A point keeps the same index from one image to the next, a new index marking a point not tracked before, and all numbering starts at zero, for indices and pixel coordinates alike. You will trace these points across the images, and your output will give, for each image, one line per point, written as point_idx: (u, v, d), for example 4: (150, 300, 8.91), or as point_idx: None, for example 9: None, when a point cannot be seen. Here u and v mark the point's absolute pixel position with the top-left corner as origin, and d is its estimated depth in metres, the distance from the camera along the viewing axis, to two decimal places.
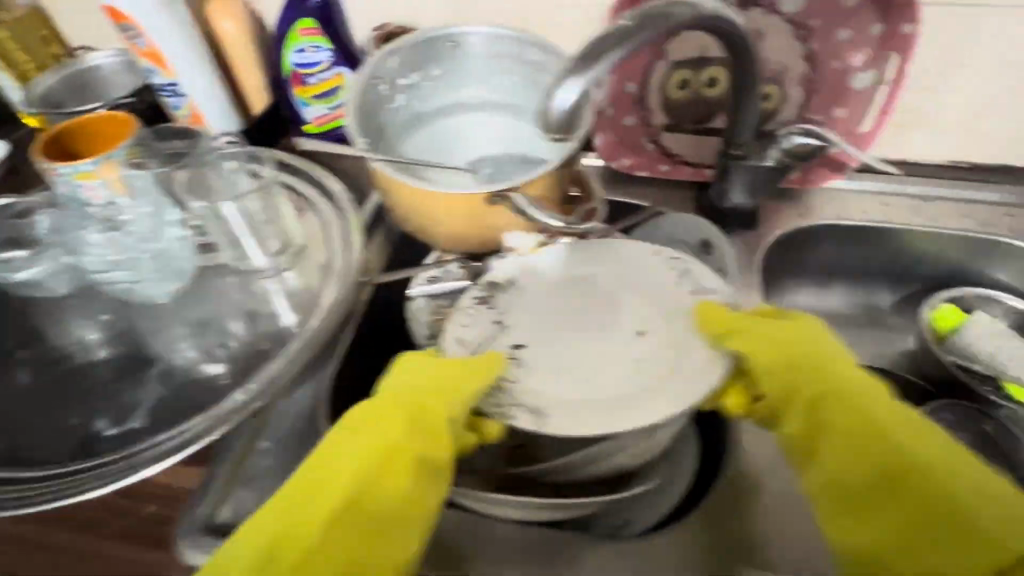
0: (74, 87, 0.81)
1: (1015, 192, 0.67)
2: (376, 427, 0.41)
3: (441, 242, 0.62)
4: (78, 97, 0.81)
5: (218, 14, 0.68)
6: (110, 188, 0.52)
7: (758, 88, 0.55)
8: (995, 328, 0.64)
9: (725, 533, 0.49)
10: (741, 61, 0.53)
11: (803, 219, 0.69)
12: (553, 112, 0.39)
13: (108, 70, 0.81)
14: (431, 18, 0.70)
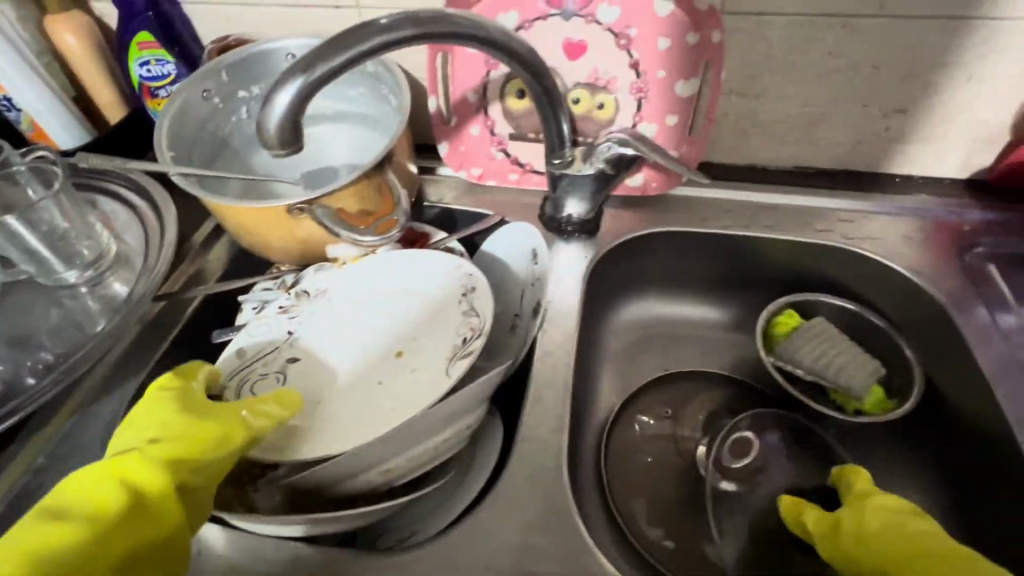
0: None
1: (851, 203, 0.69)
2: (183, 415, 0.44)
3: (268, 256, 0.62)
4: None
5: (61, 30, 0.69)
6: None
7: (553, 88, 0.54)
8: (815, 330, 0.64)
9: (521, 545, 0.46)
10: (526, 68, 0.52)
11: (644, 230, 0.69)
12: (270, 124, 0.39)
13: None
14: (271, 30, 0.71)
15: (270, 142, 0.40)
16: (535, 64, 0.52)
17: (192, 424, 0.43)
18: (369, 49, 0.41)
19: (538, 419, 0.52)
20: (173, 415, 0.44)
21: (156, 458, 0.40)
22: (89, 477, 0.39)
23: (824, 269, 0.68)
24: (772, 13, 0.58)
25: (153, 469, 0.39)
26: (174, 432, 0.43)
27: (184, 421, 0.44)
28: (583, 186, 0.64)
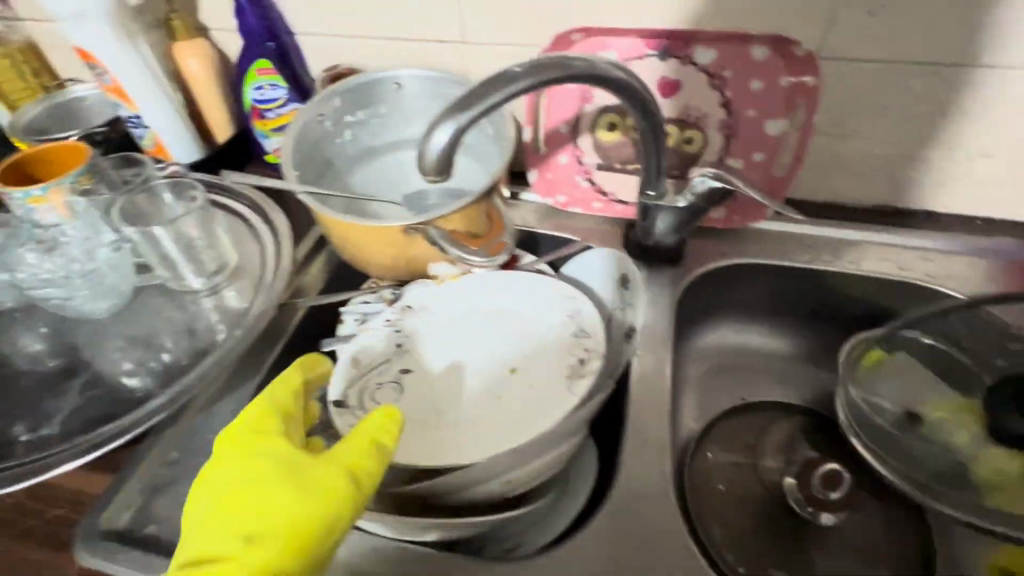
0: (60, 114, 0.87)
1: (933, 244, 0.70)
2: (283, 497, 0.40)
3: (371, 271, 0.65)
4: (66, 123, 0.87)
5: (186, 54, 0.75)
6: (57, 210, 0.58)
7: (658, 124, 0.58)
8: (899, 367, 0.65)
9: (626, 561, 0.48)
10: (639, 105, 0.55)
11: (725, 261, 0.71)
12: (429, 154, 0.43)
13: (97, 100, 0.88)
14: (378, 63, 0.75)
15: (427, 170, 0.44)
16: (648, 102, 0.55)
17: (291, 517, 0.40)
18: (517, 89, 0.45)
19: (637, 441, 0.54)
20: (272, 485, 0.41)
21: (263, 563, 0.38)
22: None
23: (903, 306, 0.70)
24: (868, 60, 0.61)
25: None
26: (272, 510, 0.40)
27: (282, 494, 0.41)
28: (673, 218, 0.67)
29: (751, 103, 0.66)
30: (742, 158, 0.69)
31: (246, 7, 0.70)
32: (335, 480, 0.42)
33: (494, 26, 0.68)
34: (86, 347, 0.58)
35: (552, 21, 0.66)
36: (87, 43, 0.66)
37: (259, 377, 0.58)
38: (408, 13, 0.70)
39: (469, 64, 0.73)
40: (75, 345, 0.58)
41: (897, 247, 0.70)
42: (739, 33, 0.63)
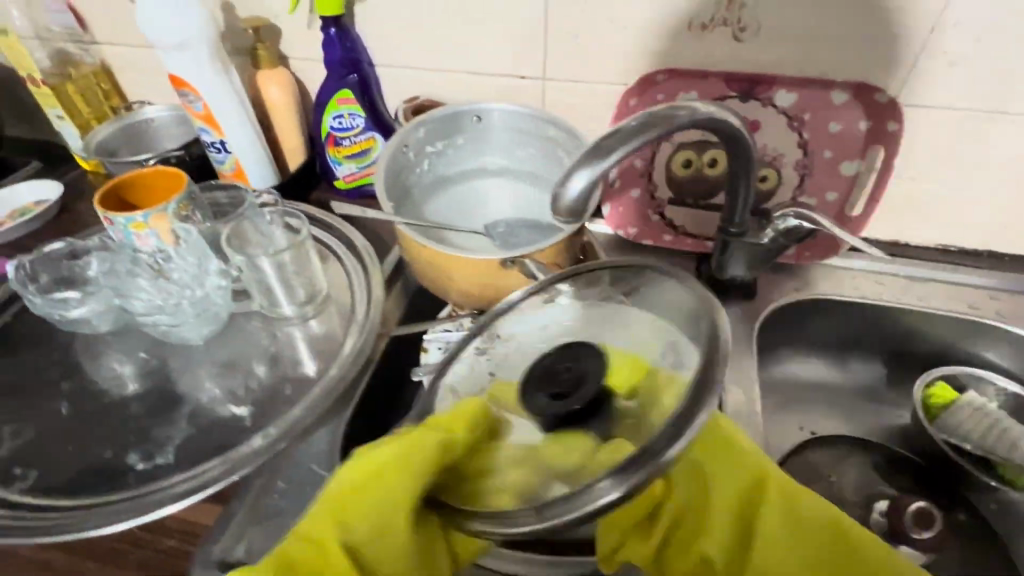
0: (128, 136, 0.87)
1: (1003, 283, 0.71)
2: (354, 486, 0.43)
3: (456, 301, 0.66)
4: (136, 146, 0.88)
5: (268, 82, 0.76)
6: (158, 236, 0.58)
7: (752, 166, 0.59)
8: (975, 406, 0.67)
9: None
10: (736, 148, 0.57)
11: (797, 295, 0.73)
12: (564, 196, 0.46)
13: (165, 122, 0.88)
14: (455, 96, 0.77)
15: (558, 208, 0.46)
16: (743, 145, 0.57)
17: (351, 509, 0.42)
18: (642, 133, 0.46)
19: None
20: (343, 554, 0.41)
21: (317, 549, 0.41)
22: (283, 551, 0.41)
23: (975, 344, 0.71)
24: (947, 108, 0.63)
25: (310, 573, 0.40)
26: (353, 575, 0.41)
27: (355, 516, 0.42)
28: (753, 253, 0.68)
29: (827, 145, 0.68)
30: (816, 196, 0.71)
31: (334, 39, 0.72)
32: (398, 495, 0.42)
33: (578, 64, 0.70)
34: (181, 375, 0.58)
35: (636, 63, 0.69)
36: (181, 71, 0.68)
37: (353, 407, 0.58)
38: (493, 50, 0.72)
39: (546, 100, 0.75)
40: (171, 373, 0.58)
41: (967, 285, 0.72)
42: (821, 78, 0.65)
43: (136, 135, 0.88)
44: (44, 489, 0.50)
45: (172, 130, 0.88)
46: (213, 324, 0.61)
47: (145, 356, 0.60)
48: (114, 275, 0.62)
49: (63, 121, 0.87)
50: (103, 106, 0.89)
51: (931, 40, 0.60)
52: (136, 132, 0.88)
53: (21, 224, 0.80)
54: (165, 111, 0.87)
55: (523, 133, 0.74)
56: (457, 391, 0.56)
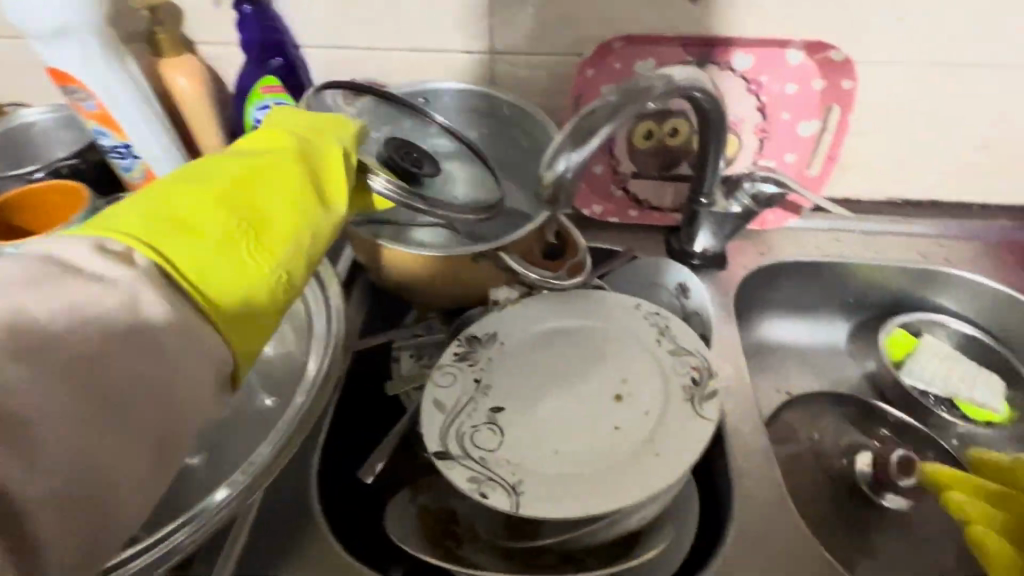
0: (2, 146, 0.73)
1: (941, 230, 0.75)
2: (216, 169, 0.39)
3: (427, 302, 0.61)
4: (16, 157, 0.74)
5: (174, 72, 0.66)
6: None
7: (723, 132, 0.57)
8: (936, 350, 0.70)
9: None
10: (708, 114, 0.55)
11: (764, 260, 0.73)
12: (545, 181, 0.42)
13: (46, 125, 0.74)
14: (396, 78, 0.70)
15: (539, 196, 0.43)
16: (714, 110, 0.54)
17: (214, 183, 0.38)
18: (627, 105, 0.43)
19: (740, 452, 0.52)
20: (292, 203, 0.40)
21: (243, 190, 0.39)
22: (191, 207, 0.36)
23: (925, 291, 0.74)
24: (894, 62, 0.64)
25: (221, 208, 0.37)
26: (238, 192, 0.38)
27: (220, 180, 0.38)
28: (721, 224, 0.67)
29: (785, 108, 0.68)
30: (776, 160, 0.71)
31: (248, 19, 0.63)
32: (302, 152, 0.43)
33: (528, 35, 0.65)
34: None
35: (590, 31, 0.64)
36: (64, 63, 0.57)
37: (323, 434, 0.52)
38: (434, 24, 0.65)
39: (495, 76, 0.70)
40: None
41: (914, 236, 0.75)
42: (776, 38, 0.64)
43: (12, 145, 0.74)
44: None
45: (59, 134, 0.75)
46: None
47: None
48: None
49: None
50: None
51: None
52: (12, 140, 0.73)
53: None
54: (46, 112, 0.74)
55: (475, 115, 0.69)
56: (444, 405, 0.51)
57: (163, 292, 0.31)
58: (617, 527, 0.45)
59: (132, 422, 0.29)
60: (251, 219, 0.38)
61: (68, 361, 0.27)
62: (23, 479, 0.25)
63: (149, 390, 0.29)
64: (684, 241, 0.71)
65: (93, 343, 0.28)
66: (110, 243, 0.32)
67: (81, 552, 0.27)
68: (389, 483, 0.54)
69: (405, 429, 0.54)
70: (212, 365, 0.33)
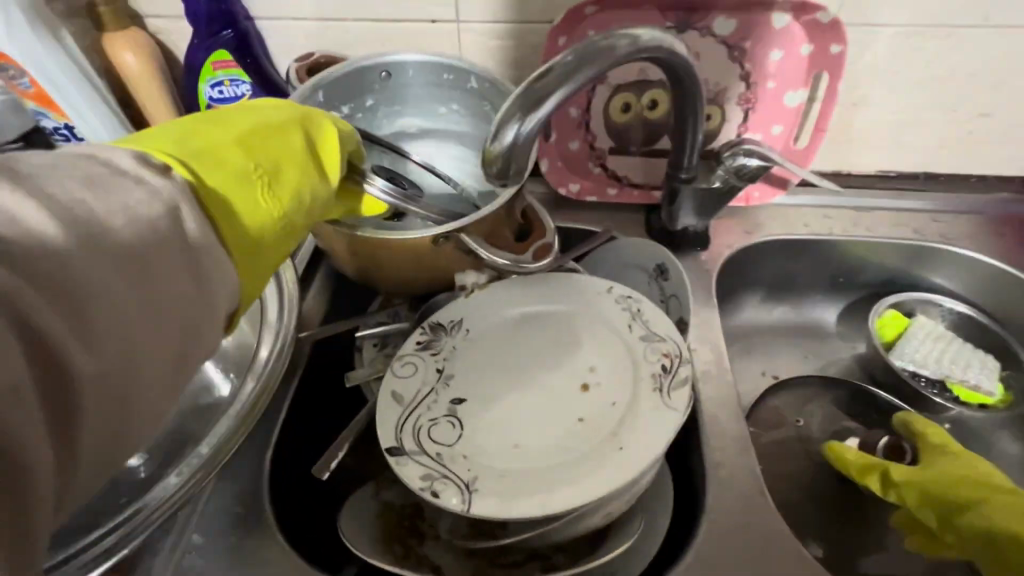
0: None
1: (935, 205, 0.71)
2: (238, 115, 0.38)
3: (390, 287, 0.57)
4: None
5: (120, 50, 0.62)
6: None
7: (698, 102, 0.54)
8: (928, 330, 0.67)
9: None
10: (681, 81, 0.51)
11: (749, 238, 0.70)
12: (493, 154, 0.39)
13: None
14: (359, 51, 0.66)
15: (490, 170, 0.40)
16: (688, 78, 0.51)
17: (240, 127, 0.37)
18: (584, 69, 0.40)
19: (715, 441, 0.50)
20: (310, 163, 0.40)
21: (269, 139, 0.38)
22: (219, 144, 0.35)
23: (917, 270, 0.71)
24: (888, 24, 0.59)
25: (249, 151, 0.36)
26: (262, 141, 0.38)
27: (246, 126, 0.38)
28: (703, 200, 0.63)
29: (771, 75, 0.64)
30: (762, 133, 0.67)
31: None
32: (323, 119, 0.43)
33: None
34: None
35: None
36: None
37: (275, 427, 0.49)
38: None
39: (463, 47, 0.65)
40: None
41: (907, 210, 0.71)
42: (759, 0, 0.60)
43: None
44: None
45: None
46: None
47: None
48: None
49: None
50: None
51: None
52: None
53: None
54: None
55: (442, 88, 0.65)
56: (401, 398, 0.47)
57: (197, 217, 0.31)
58: (582, 525, 0.42)
59: (167, 327, 0.29)
60: (275, 168, 0.37)
61: (118, 257, 0.26)
62: (78, 350, 0.25)
63: (188, 297, 0.30)
64: (667, 220, 0.67)
65: (137, 239, 0.27)
66: (145, 158, 0.30)
67: (106, 433, 0.27)
68: (352, 477, 0.52)
69: (362, 421, 0.51)
70: (228, 297, 0.33)
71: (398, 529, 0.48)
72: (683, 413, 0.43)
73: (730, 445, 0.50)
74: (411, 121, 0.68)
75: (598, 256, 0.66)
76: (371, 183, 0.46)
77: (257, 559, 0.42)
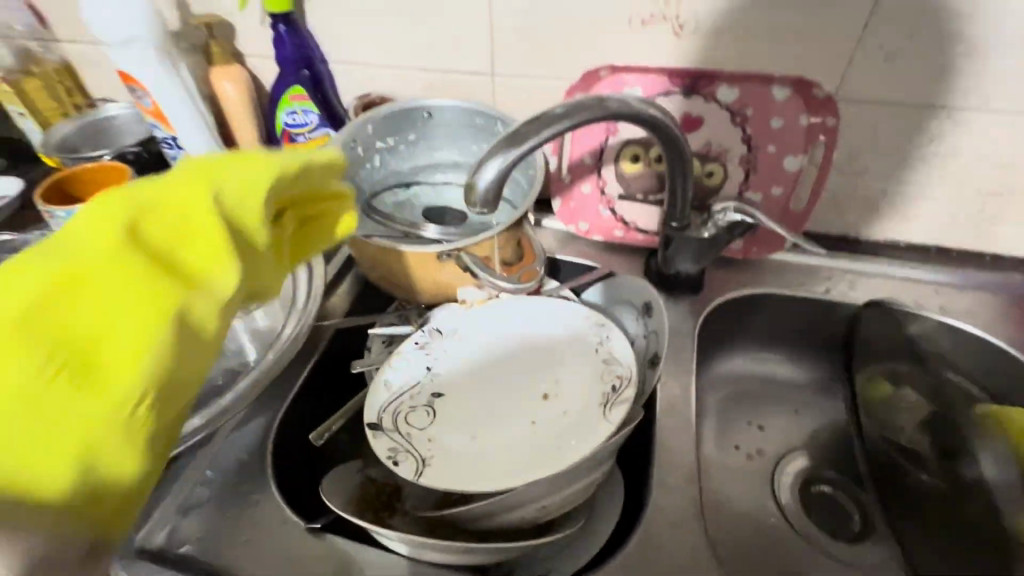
0: (88, 134, 0.88)
1: (939, 277, 0.72)
2: (51, 258, 0.32)
3: (401, 293, 0.66)
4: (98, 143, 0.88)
5: (221, 79, 0.77)
6: None
7: (686, 159, 0.59)
8: None
9: None
10: (668, 139, 0.57)
11: (745, 290, 0.73)
12: (478, 188, 0.47)
13: (127, 119, 0.88)
14: (409, 94, 0.78)
15: (476, 201, 0.48)
16: (675, 138, 0.57)
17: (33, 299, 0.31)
18: (563, 124, 0.48)
19: (663, 466, 0.54)
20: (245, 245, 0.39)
21: (80, 306, 0.32)
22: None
23: None
24: (884, 102, 0.64)
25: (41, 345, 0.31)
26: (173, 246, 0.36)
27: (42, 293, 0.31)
28: (695, 249, 0.68)
29: (772, 141, 0.69)
30: (761, 192, 0.72)
31: (284, 36, 0.72)
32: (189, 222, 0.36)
33: (524, 60, 0.71)
34: None
35: (582, 58, 0.69)
36: (128, 68, 0.69)
37: (286, 396, 0.59)
38: (442, 46, 0.72)
39: (495, 97, 0.76)
40: None
41: (908, 280, 0.73)
42: (761, 74, 0.66)
43: (97, 133, 0.88)
44: None
45: (135, 126, 0.88)
46: None
47: None
48: None
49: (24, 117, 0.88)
50: (65, 105, 0.89)
51: (865, 34, 0.60)
52: (96, 130, 0.88)
53: None
54: (127, 107, 0.88)
55: (473, 129, 0.75)
56: (389, 386, 0.55)
57: None
58: (519, 516, 0.48)
59: None
60: (79, 360, 0.32)
61: None
62: None
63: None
64: (663, 265, 0.72)
65: None
66: None
67: None
68: (342, 450, 0.60)
69: (357, 402, 0.59)
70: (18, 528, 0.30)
71: (372, 500, 0.55)
72: (621, 434, 0.48)
73: (675, 473, 0.54)
74: (446, 155, 0.79)
75: (596, 290, 0.72)
76: (428, 228, 0.64)
77: (248, 499, 0.51)
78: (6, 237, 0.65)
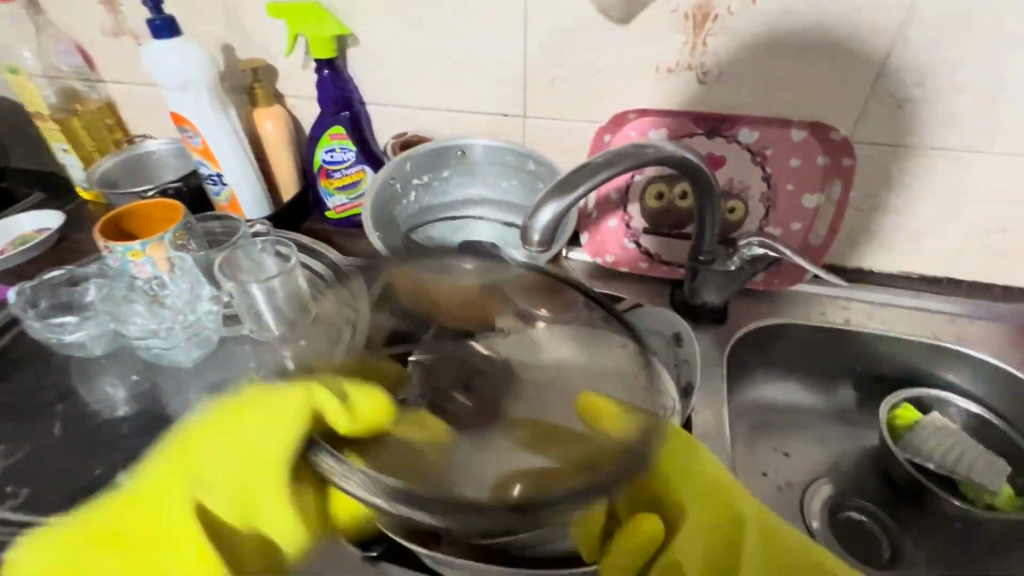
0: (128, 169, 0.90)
1: (951, 308, 0.76)
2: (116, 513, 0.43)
3: None
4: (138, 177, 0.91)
5: (264, 118, 0.81)
6: (154, 264, 0.62)
7: (715, 198, 0.63)
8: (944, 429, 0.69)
9: None
10: (699, 180, 0.61)
11: (768, 320, 0.76)
12: (533, 228, 0.51)
13: (167, 154, 0.91)
14: (443, 134, 0.82)
15: (529, 240, 0.51)
16: (705, 181, 0.61)
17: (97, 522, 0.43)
18: (609, 169, 0.51)
19: None
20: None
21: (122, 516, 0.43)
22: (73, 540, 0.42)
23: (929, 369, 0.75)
24: (895, 144, 0.68)
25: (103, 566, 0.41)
26: (217, 488, 0.43)
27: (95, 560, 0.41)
28: (721, 282, 0.71)
29: (791, 180, 0.73)
30: (781, 228, 0.75)
31: (327, 80, 0.76)
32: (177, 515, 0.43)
33: (555, 104, 0.75)
34: (171, 401, 0.61)
35: (611, 103, 0.73)
36: (180, 110, 0.73)
37: None
38: (476, 90, 0.77)
39: (525, 138, 0.80)
40: (168, 396, 0.61)
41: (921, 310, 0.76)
42: (779, 118, 0.70)
43: (138, 168, 0.91)
44: (29, 503, 0.52)
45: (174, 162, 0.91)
46: (209, 344, 0.65)
47: (149, 381, 0.63)
48: (110, 301, 0.66)
49: (68, 153, 0.90)
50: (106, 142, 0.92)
51: (876, 84, 0.65)
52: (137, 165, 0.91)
53: (27, 252, 0.83)
54: (167, 143, 0.90)
55: (505, 168, 0.79)
56: None
57: None
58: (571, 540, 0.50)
59: None
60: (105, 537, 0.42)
61: None
62: None
63: None
64: (688, 296, 0.75)
65: None
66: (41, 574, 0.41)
67: None
68: None
69: None
70: None
71: None
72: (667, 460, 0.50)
73: None
74: (478, 191, 0.82)
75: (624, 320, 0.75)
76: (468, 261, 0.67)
77: None
78: (63, 270, 0.69)
